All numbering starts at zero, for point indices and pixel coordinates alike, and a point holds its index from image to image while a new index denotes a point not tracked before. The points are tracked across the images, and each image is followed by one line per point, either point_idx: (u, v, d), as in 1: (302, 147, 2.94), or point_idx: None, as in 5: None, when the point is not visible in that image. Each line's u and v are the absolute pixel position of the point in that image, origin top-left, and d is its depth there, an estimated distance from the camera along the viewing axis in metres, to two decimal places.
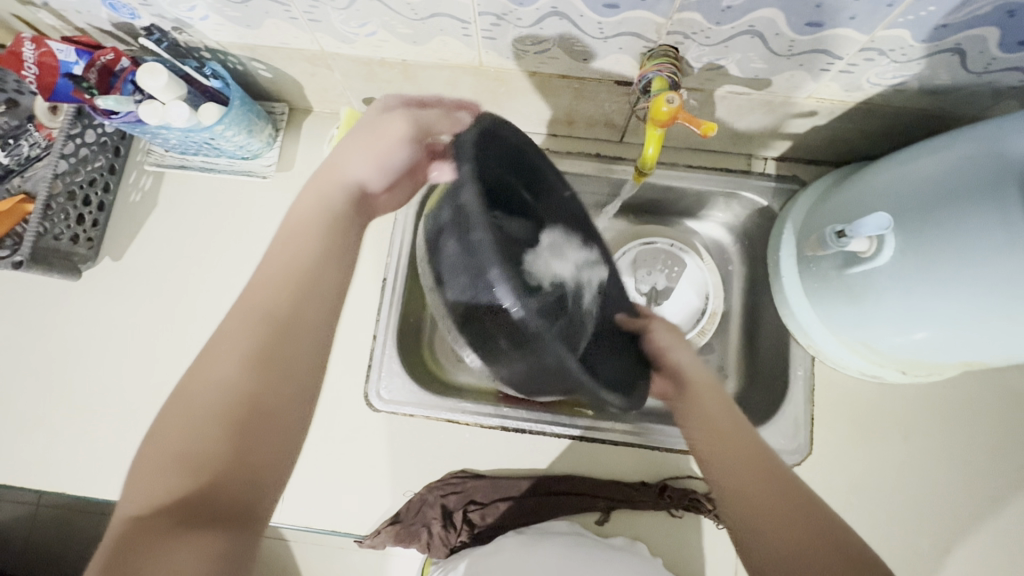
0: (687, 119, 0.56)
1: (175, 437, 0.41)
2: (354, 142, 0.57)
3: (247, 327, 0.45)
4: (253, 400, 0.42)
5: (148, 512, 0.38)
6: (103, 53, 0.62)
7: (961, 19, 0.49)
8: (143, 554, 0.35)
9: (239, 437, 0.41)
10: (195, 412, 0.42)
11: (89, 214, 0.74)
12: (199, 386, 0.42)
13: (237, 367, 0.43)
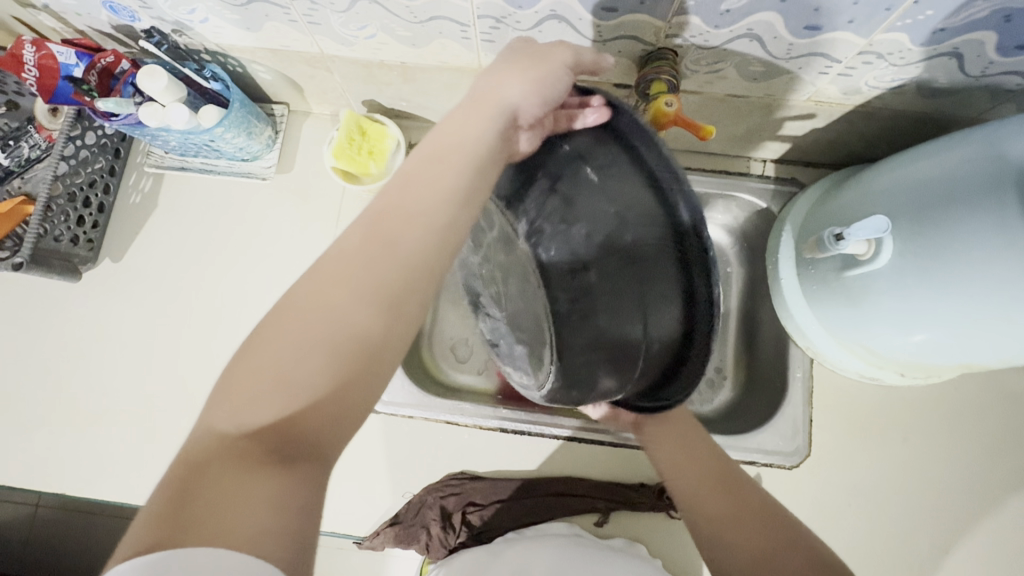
0: (686, 123, 0.56)
1: (278, 351, 0.34)
2: (507, 67, 0.46)
3: (399, 245, 0.37)
4: (357, 348, 0.34)
5: (232, 444, 0.31)
6: (102, 56, 0.62)
7: (958, 23, 0.49)
8: (222, 486, 0.30)
9: (335, 378, 0.33)
10: (301, 330, 0.34)
11: (89, 215, 0.74)
12: (326, 297, 0.35)
13: (356, 295, 0.35)
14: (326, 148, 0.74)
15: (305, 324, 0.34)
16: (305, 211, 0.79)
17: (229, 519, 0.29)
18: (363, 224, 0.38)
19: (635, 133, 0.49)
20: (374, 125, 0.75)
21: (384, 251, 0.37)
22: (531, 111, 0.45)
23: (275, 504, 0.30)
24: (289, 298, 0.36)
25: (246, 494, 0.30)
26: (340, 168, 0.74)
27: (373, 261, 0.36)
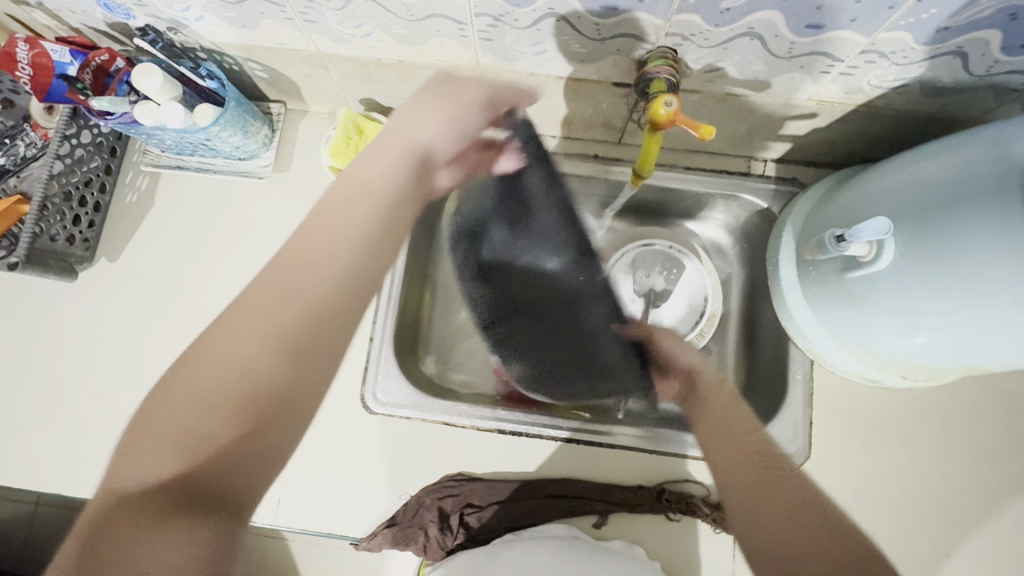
0: (685, 122, 0.54)
1: (183, 415, 0.47)
2: (423, 108, 0.65)
3: (252, 330, 0.51)
4: (268, 403, 0.49)
5: (141, 496, 0.42)
6: (98, 53, 0.62)
7: (963, 21, 0.48)
8: (133, 533, 0.40)
9: (280, 429, 0.50)
10: (221, 398, 0.48)
11: (85, 214, 0.74)
12: (203, 371, 0.49)
13: (265, 357, 0.50)
14: (324, 147, 0.74)
15: (207, 396, 0.47)
16: (302, 211, 0.78)
17: (141, 553, 0.39)
18: (224, 333, 0.51)
19: (526, 163, 0.65)
20: (371, 124, 0.74)
21: (226, 344, 0.50)
22: (443, 144, 0.65)
23: (190, 541, 0.41)
24: (186, 383, 0.49)
25: (150, 542, 0.40)
26: (337, 167, 0.74)
27: (239, 347, 0.50)
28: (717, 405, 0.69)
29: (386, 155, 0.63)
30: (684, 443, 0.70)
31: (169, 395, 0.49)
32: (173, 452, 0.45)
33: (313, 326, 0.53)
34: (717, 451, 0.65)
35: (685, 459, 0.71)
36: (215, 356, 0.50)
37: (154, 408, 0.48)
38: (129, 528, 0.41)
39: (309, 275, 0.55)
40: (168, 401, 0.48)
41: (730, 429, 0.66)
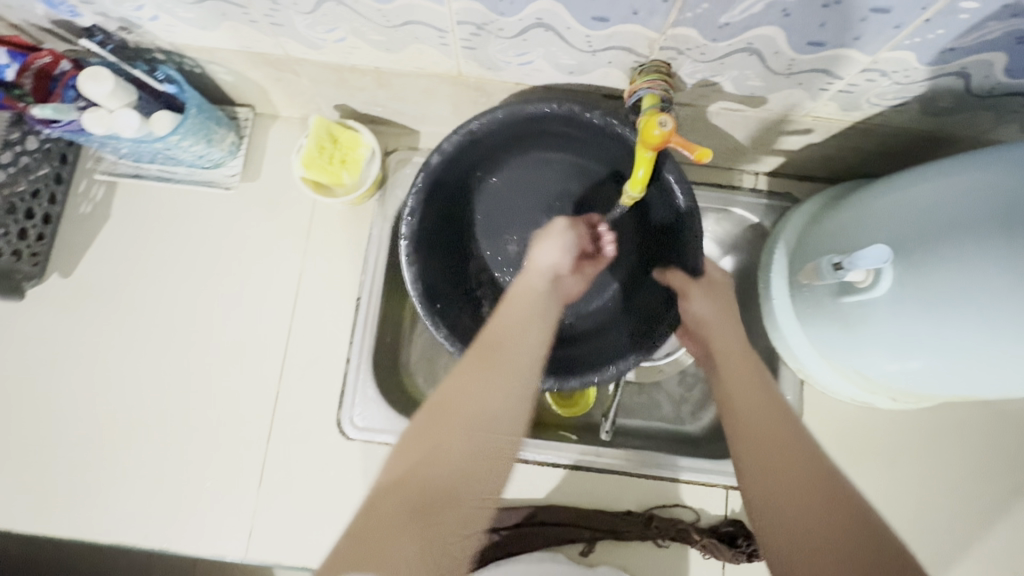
0: (681, 143, 0.50)
1: (397, 538, 0.43)
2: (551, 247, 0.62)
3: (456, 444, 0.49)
4: (487, 436, 0.50)
5: (388, 489, 0.46)
6: (38, 55, 0.56)
7: (970, 43, 0.46)
8: (382, 533, 0.43)
9: (472, 476, 0.49)
10: (471, 376, 0.52)
11: (33, 227, 0.68)
12: (423, 472, 0.47)
13: (500, 350, 0.54)
14: (295, 156, 0.69)
15: (464, 403, 0.51)
16: (273, 223, 0.73)
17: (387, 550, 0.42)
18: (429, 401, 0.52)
19: (480, 141, 0.61)
20: (346, 131, 0.70)
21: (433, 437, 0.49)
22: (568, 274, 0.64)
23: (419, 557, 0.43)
24: (375, 505, 0.45)
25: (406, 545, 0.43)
26: (311, 179, 0.69)
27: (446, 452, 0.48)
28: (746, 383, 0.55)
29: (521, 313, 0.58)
30: (679, 467, 0.68)
31: (355, 549, 0.42)
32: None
33: (513, 372, 0.53)
34: (742, 433, 0.52)
35: (676, 482, 0.69)
36: (426, 461, 0.48)
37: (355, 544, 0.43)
38: (391, 517, 0.44)
39: (488, 391, 0.51)
40: (373, 518, 0.45)
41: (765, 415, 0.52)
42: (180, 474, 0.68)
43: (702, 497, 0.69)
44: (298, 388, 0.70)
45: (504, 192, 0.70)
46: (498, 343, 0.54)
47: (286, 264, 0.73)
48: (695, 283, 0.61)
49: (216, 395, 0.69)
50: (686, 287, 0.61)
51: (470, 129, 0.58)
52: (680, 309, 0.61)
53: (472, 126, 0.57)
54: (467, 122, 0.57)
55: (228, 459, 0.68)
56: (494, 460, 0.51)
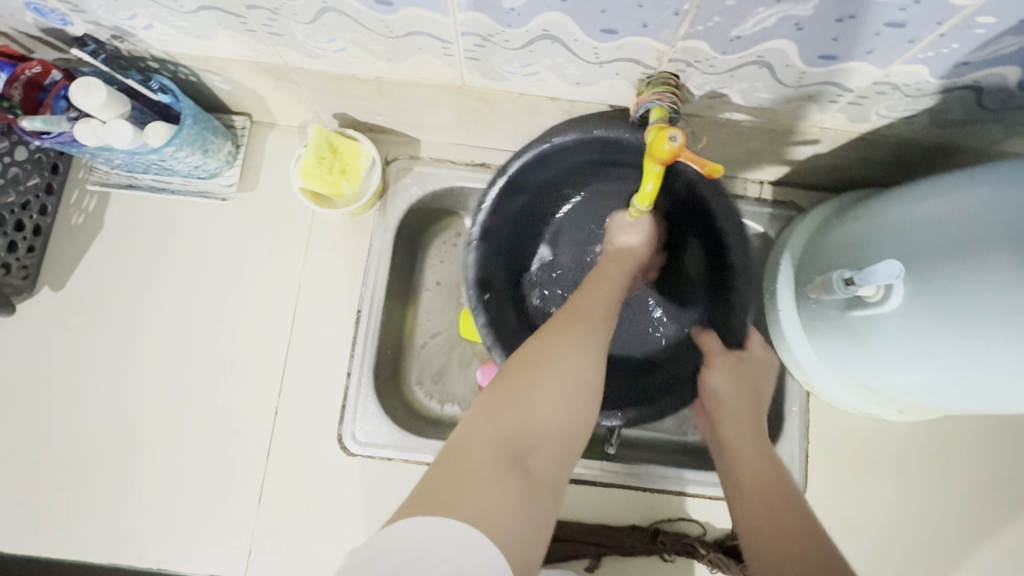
0: (691, 158, 0.48)
1: (490, 482, 0.39)
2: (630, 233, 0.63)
3: (551, 391, 0.45)
4: (575, 393, 0.46)
5: (473, 432, 0.43)
6: (27, 65, 0.54)
7: (984, 57, 0.45)
8: (470, 474, 0.39)
9: (559, 423, 0.45)
10: (559, 332, 0.49)
11: (23, 239, 0.66)
12: (515, 417, 0.43)
13: (583, 314, 0.51)
14: (293, 166, 0.67)
15: (554, 351, 0.48)
16: (271, 235, 0.72)
17: (472, 501, 0.38)
18: (515, 355, 0.49)
19: (563, 155, 0.59)
20: (346, 141, 0.68)
21: (525, 382, 0.45)
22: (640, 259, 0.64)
23: (509, 506, 0.39)
24: (462, 449, 0.41)
25: (493, 495, 0.39)
26: (310, 190, 0.67)
27: (540, 400, 0.45)
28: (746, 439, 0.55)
29: (598, 286, 0.56)
30: (684, 480, 0.68)
31: (437, 489, 0.38)
32: (462, 542, 0.35)
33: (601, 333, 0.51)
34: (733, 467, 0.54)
35: (681, 496, 0.68)
36: (518, 409, 0.44)
37: (437, 486, 0.39)
38: (476, 463, 0.40)
39: (573, 344, 0.48)
40: (464, 462, 0.40)
41: (755, 470, 0.52)
42: (177, 491, 0.66)
43: (709, 511, 0.68)
44: (298, 403, 0.69)
45: (585, 209, 0.70)
46: (577, 304, 0.53)
47: (284, 275, 0.71)
48: (721, 355, 0.62)
49: (214, 411, 0.68)
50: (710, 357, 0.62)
51: (556, 141, 0.57)
52: (700, 379, 0.61)
53: (560, 139, 0.57)
54: (549, 132, 0.56)
55: (227, 475, 0.67)
56: (580, 421, 0.46)
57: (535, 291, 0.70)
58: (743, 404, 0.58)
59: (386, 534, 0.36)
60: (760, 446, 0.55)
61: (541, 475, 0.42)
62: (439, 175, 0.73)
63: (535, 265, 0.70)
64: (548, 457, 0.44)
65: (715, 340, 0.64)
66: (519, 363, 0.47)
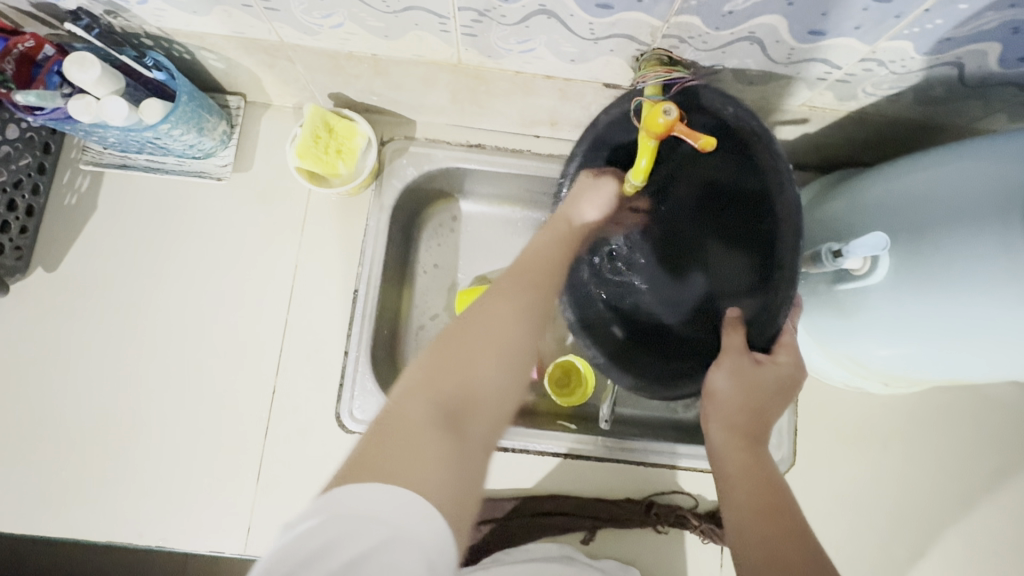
0: (685, 133, 0.50)
1: (424, 446, 0.36)
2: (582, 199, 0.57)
3: (491, 354, 0.42)
4: (516, 349, 0.44)
5: (409, 395, 0.39)
6: (20, 39, 0.53)
7: (966, 33, 0.47)
8: (402, 437, 0.36)
9: (497, 380, 0.42)
10: (506, 289, 0.47)
11: (15, 219, 0.66)
12: (456, 378, 0.40)
13: (529, 274, 0.50)
14: (289, 145, 0.67)
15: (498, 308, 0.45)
16: (267, 216, 0.72)
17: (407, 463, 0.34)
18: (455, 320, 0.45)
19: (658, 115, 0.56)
20: (342, 120, 0.68)
21: (462, 346, 0.42)
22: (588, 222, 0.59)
23: (445, 466, 0.35)
24: (396, 413, 0.38)
25: (427, 457, 0.35)
26: (306, 169, 0.67)
27: (480, 364, 0.42)
28: (739, 450, 0.50)
29: (548, 253, 0.53)
30: (677, 454, 0.69)
31: (368, 457, 0.35)
32: (414, 511, 0.32)
33: (544, 291, 0.49)
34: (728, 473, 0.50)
35: (674, 469, 0.70)
36: (455, 375, 0.41)
37: (369, 451, 0.35)
38: (411, 426, 0.37)
39: (512, 300, 0.46)
40: (399, 425, 0.37)
41: (751, 485, 0.48)
42: (176, 471, 0.66)
43: (701, 484, 0.70)
44: (296, 381, 0.69)
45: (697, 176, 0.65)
46: (522, 272, 0.50)
47: (280, 255, 0.71)
48: (737, 355, 0.54)
49: (213, 391, 0.68)
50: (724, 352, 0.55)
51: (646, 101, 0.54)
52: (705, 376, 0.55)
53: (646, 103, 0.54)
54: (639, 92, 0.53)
55: (225, 455, 0.67)
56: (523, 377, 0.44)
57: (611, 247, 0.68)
58: (744, 413, 0.52)
59: (333, 502, 0.32)
60: (755, 460, 0.50)
61: (482, 437, 0.39)
62: (434, 156, 0.73)
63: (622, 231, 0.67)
64: (488, 420, 0.40)
65: (739, 335, 0.56)
66: (460, 329, 0.43)
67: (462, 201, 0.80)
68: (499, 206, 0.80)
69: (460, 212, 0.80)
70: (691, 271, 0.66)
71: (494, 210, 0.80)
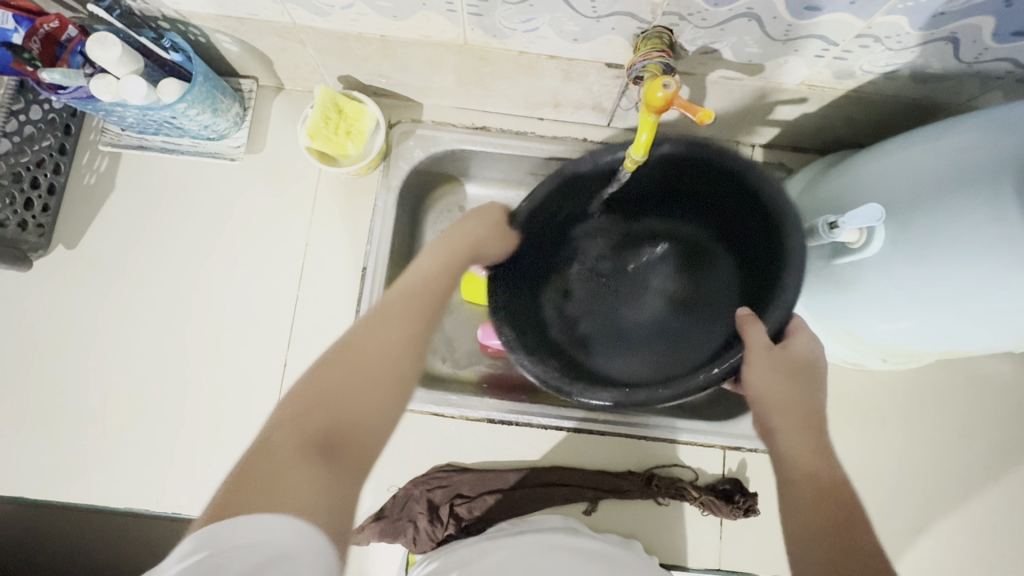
0: (684, 105, 0.51)
1: (292, 474, 0.37)
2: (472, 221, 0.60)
3: (365, 390, 0.44)
4: (392, 367, 0.46)
5: (282, 428, 0.40)
6: (45, 19, 0.55)
7: (959, 7, 0.48)
8: (270, 471, 0.37)
9: (371, 400, 0.44)
10: (386, 311, 0.49)
11: (38, 197, 0.68)
12: (329, 406, 0.42)
13: (416, 291, 0.51)
14: (301, 127, 0.69)
15: (377, 333, 0.47)
16: (278, 197, 0.74)
17: (272, 495, 0.36)
18: (325, 353, 0.46)
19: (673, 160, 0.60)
20: (351, 102, 0.70)
21: (336, 375, 0.44)
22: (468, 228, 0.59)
23: (315, 489, 0.38)
24: (263, 448, 0.39)
25: (294, 483, 0.37)
26: (316, 149, 0.69)
27: (358, 391, 0.44)
28: (801, 441, 0.50)
29: (436, 269, 0.54)
30: (676, 428, 0.71)
31: (240, 493, 0.36)
32: (293, 535, 0.35)
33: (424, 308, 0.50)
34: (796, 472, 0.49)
35: (674, 444, 0.72)
36: (330, 402, 0.43)
37: (235, 494, 0.36)
38: (280, 460, 0.38)
39: (388, 322, 0.48)
40: (264, 461, 0.38)
41: (808, 485, 0.48)
42: (189, 441, 0.69)
43: (700, 457, 0.71)
44: (305, 357, 0.71)
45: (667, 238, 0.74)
46: (409, 291, 0.51)
47: (291, 234, 0.74)
48: (764, 350, 0.54)
49: (226, 365, 0.70)
50: (754, 348, 0.54)
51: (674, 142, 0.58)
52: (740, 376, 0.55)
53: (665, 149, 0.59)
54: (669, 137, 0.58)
55: (238, 427, 0.69)
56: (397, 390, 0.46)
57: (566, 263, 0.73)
58: (795, 407, 0.52)
59: (212, 536, 0.33)
60: (817, 447, 0.50)
61: (356, 459, 0.41)
62: (441, 138, 0.75)
63: (581, 253, 0.73)
64: (364, 443, 0.43)
65: (758, 329, 0.55)
66: (323, 368, 0.45)
67: (467, 184, 0.82)
68: (503, 189, 0.82)
69: (465, 195, 0.82)
70: (622, 307, 0.73)
71: (498, 193, 0.82)
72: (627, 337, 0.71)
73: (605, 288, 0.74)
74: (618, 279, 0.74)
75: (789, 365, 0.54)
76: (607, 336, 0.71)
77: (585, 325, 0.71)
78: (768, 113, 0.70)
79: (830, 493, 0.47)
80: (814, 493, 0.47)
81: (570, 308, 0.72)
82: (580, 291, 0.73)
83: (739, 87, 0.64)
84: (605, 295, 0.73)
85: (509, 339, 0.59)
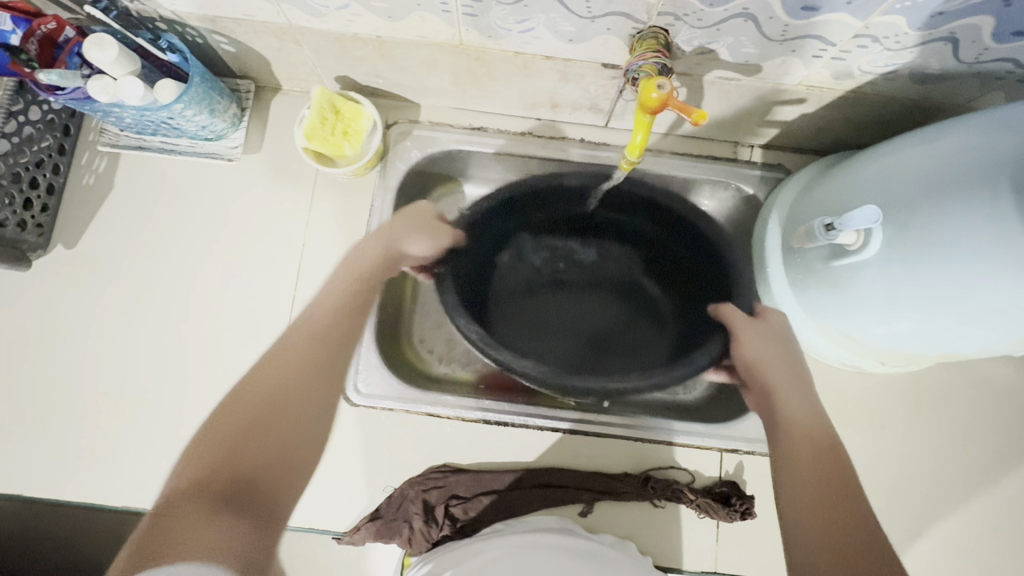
0: (678, 107, 0.50)
1: (202, 524, 0.39)
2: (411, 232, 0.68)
3: (269, 441, 0.46)
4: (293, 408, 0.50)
5: (182, 486, 0.41)
6: (43, 21, 0.56)
7: (957, 7, 0.47)
8: (180, 524, 0.38)
9: (274, 444, 0.47)
10: (275, 360, 0.52)
11: (38, 198, 0.69)
12: (232, 457, 0.44)
13: (308, 335, 0.55)
14: (297, 127, 0.69)
15: (270, 382, 0.50)
16: (276, 198, 0.74)
17: (185, 543, 0.37)
18: (217, 410, 0.47)
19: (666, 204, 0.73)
20: (348, 103, 0.70)
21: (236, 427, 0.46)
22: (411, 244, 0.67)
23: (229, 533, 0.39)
24: (164, 508, 0.40)
25: (205, 532, 0.38)
26: (313, 150, 0.70)
27: (262, 442, 0.46)
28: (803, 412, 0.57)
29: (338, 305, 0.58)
30: (673, 431, 0.71)
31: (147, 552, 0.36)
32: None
33: (319, 350, 0.54)
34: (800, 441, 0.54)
35: (670, 446, 0.71)
36: (229, 454, 0.44)
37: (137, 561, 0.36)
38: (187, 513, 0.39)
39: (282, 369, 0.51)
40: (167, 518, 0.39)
41: (809, 455, 0.52)
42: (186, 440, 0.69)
43: (697, 460, 0.71)
44: None
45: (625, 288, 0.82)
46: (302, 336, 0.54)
47: (287, 234, 0.74)
48: (744, 323, 0.65)
49: (222, 365, 0.71)
50: (737, 323, 0.65)
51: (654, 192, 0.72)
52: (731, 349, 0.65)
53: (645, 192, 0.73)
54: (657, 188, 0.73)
55: None
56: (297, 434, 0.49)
57: (535, 256, 0.82)
58: (785, 371, 0.62)
59: None
60: (815, 415, 0.57)
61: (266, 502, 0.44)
62: (438, 139, 0.76)
63: (552, 255, 0.82)
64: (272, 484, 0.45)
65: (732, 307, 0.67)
66: (215, 425, 0.46)
67: (465, 185, 0.82)
68: None
69: (462, 195, 0.82)
70: (563, 305, 0.81)
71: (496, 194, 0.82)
72: (550, 328, 0.80)
73: (557, 286, 0.82)
74: (573, 289, 0.82)
75: (771, 338, 0.64)
76: (535, 320, 0.80)
77: (518, 309, 0.80)
78: (767, 114, 0.69)
79: (830, 459, 0.51)
80: (814, 458, 0.51)
81: (519, 285, 0.81)
82: (532, 282, 0.82)
83: (737, 87, 0.64)
84: (553, 292, 0.82)
85: (477, 334, 0.62)
